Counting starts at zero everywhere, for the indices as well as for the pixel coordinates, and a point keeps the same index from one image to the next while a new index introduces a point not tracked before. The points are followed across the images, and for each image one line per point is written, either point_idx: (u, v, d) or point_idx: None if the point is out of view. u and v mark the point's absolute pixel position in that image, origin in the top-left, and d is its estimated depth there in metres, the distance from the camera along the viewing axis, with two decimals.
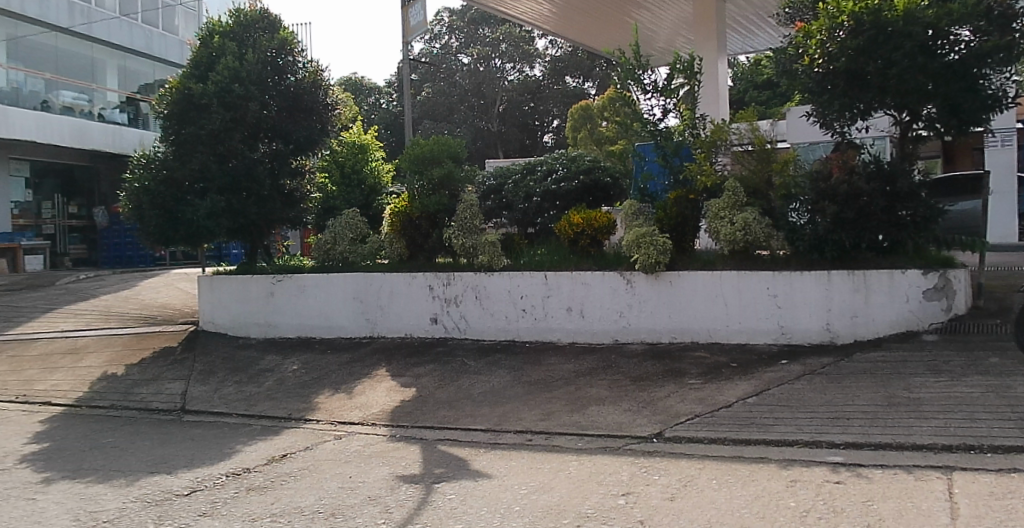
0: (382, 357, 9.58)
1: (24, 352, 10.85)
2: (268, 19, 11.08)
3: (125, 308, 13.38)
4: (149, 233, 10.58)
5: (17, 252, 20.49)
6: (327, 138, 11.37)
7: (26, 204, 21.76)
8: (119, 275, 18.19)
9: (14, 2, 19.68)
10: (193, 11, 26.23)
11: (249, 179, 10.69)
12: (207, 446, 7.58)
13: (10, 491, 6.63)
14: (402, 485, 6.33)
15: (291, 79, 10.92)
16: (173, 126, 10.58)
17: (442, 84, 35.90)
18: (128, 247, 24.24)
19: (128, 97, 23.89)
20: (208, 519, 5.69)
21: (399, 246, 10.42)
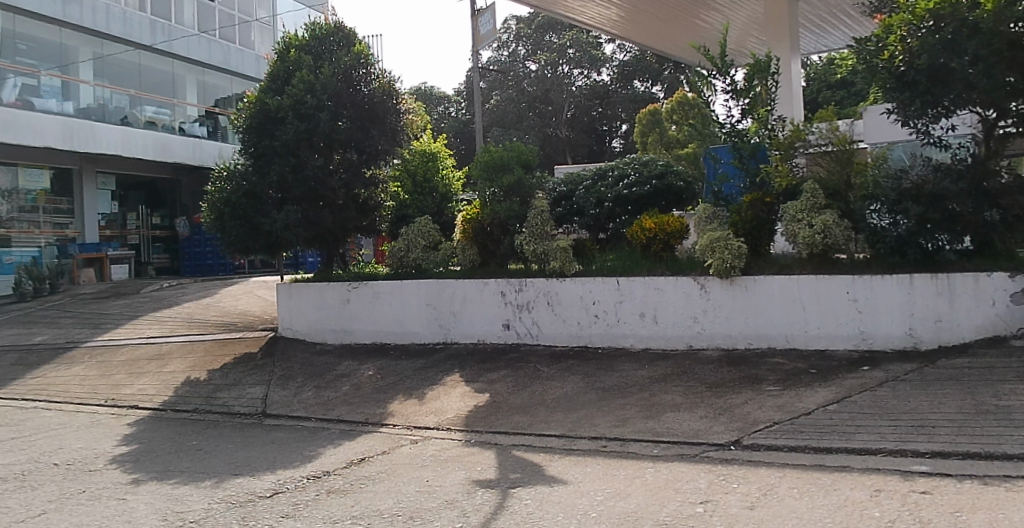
0: (455, 363, 9.65)
1: (113, 357, 11.30)
2: (343, 31, 11.26)
3: (207, 314, 13.79)
4: (227, 243, 10.88)
5: (104, 262, 21.51)
6: (399, 148, 11.40)
7: (111, 215, 22.74)
8: (201, 283, 18.87)
9: (100, 21, 20.67)
10: (268, 25, 26.78)
11: (319, 190, 10.74)
12: (289, 449, 7.77)
13: (102, 492, 6.89)
14: (479, 489, 6.36)
15: (364, 89, 11.03)
16: (251, 139, 10.86)
17: (510, 91, 36.27)
18: (208, 253, 24.56)
19: (208, 111, 24.64)
20: (291, 521, 5.81)
21: (471, 253, 10.48)
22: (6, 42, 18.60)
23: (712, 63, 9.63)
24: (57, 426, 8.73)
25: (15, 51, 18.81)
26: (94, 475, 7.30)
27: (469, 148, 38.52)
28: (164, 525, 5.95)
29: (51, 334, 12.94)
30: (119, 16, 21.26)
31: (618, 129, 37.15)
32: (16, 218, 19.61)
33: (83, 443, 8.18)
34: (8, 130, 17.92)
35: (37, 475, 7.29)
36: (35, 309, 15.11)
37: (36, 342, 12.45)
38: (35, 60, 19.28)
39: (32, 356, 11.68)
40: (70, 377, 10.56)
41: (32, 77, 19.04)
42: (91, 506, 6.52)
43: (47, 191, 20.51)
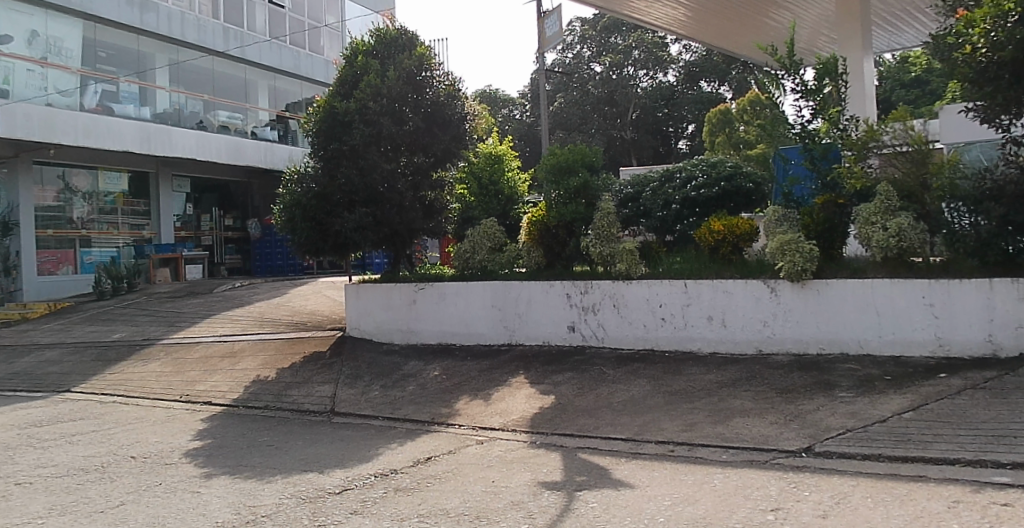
0: (520, 364, 9.67)
1: (187, 354, 11.65)
2: (407, 35, 11.41)
3: (277, 314, 14.09)
4: (298, 245, 11.10)
5: (178, 262, 22.18)
6: (464, 150, 11.49)
7: (186, 217, 23.61)
8: (271, 283, 19.29)
9: (175, 29, 21.39)
10: (337, 30, 27.43)
11: (388, 191, 10.89)
12: (356, 446, 7.89)
13: (177, 485, 7.08)
14: (545, 491, 6.35)
15: (430, 93, 11.17)
16: (320, 143, 11.06)
17: (575, 93, 36.26)
18: (277, 254, 25.11)
19: (279, 115, 25.39)
20: (359, 519, 5.88)
21: (536, 255, 10.58)
22: (87, 50, 19.51)
23: (781, 63, 9.52)
24: (135, 420, 9.05)
25: (96, 59, 19.68)
26: (170, 468, 7.52)
27: (534, 150, 38.89)
28: (236, 518, 6.09)
29: (129, 331, 13.44)
30: (194, 23, 21.97)
31: (684, 131, 37.06)
32: (96, 219, 20.68)
33: (159, 437, 8.43)
34: (89, 135, 18.63)
35: (116, 467, 7.55)
36: (115, 307, 15.73)
37: (115, 339, 12.93)
38: (115, 67, 20.11)
39: (111, 352, 12.14)
40: (146, 373, 10.93)
41: (111, 83, 19.85)
42: (166, 499, 6.72)
43: (125, 193, 21.54)
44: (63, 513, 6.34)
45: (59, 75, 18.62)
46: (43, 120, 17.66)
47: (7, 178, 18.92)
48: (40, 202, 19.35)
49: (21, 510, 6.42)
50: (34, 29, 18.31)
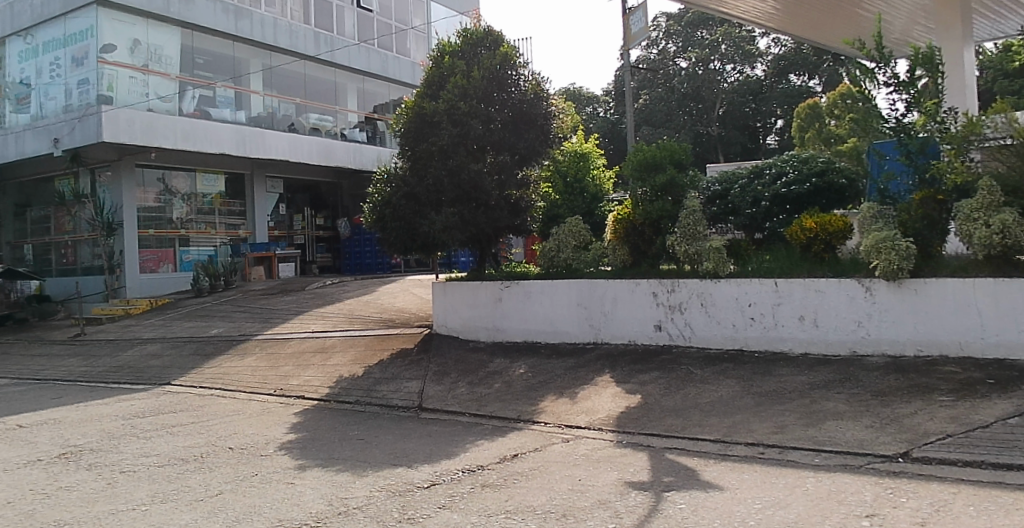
0: (605, 363, 9.64)
1: (281, 350, 12.05)
2: (493, 36, 11.50)
3: (366, 311, 14.41)
4: (388, 243, 11.31)
5: (273, 260, 22.59)
6: (549, 148, 11.54)
7: (279, 217, 24.29)
8: (360, 281, 19.70)
9: (268, 35, 22.10)
10: (423, 33, 27.93)
11: (475, 191, 11.00)
12: (443, 442, 8.01)
13: (272, 476, 7.32)
14: (632, 491, 6.31)
15: (515, 92, 11.26)
16: (409, 143, 11.25)
17: (660, 90, 36.19)
18: (367, 254, 25.15)
19: (367, 118, 25.82)
20: (448, 513, 5.97)
21: (622, 253, 10.58)
22: (185, 57, 20.39)
23: (871, 56, 9.25)
24: (233, 412, 9.40)
25: (194, 65, 20.58)
26: (266, 460, 7.79)
27: (618, 148, 38.74)
28: (330, 510, 6.27)
29: (226, 327, 14.00)
30: (286, 29, 22.66)
31: (774, 126, 36.61)
32: (195, 219, 21.64)
33: (255, 428, 8.74)
34: (187, 139, 19.51)
35: (214, 458, 7.87)
36: (211, 303, 16.41)
37: (213, 334, 13.48)
38: (212, 73, 21.00)
39: (209, 347, 12.68)
40: (242, 368, 11.36)
41: (208, 89, 20.77)
42: (262, 489, 6.95)
43: (222, 194, 22.46)
44: (165, 501, 6.63)
45: (159, 81, 19.61)
46: (145, 123, 18.65)
47: (112, 180, 20.21)
48: (142, 203, 20.45)
49: (127, 496, 6.75)
50: (135, 38, 19.29)
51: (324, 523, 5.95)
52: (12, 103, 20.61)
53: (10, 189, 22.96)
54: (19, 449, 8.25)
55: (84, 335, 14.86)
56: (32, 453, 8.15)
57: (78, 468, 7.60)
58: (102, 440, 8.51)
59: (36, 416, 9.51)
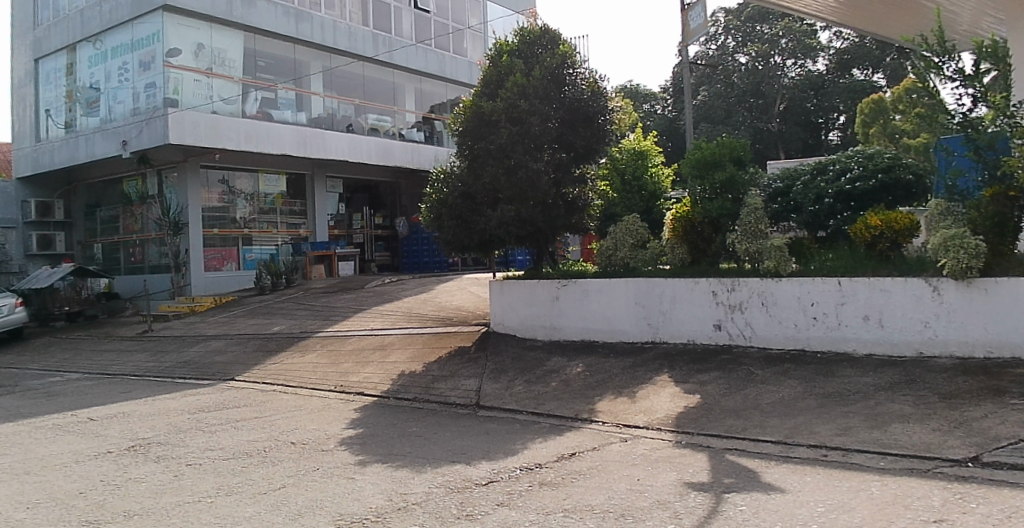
0: (664, 362, 9.60)
1: (341, 347, 12.27)
2: (551, 35, 11.49)
3: (424, 309, 14.56)
4: (446, 241, 11.43)
5: (333, 259, 22.84)
6: (608, 146, 11.63)
7: (339, 216, 24.72)
8: (419, 279, 19.90)
9: (328, 37, 22.55)
10: (480, 32, 28.25)
11: (533, 189, 10.85)
12: (501, 440, 8.06)
13: (334, 471, 7.44)
14: (692, 492, 6.24)
15: (572, 90, 11.22)
16: (466, 142, 11.28)
17: (719, 86, 36.05)
18: (424, 252, 25.29)
19: (424, 118, 26.16)
20: (507, 511, 5.99)
21: (681, 251, 10.57)
22: (248, 60, 20.91)
23: (932, 50, 9.04)
24: (295, 408, 9.60)
25: (257, 68, 21.09)
26: (327, 454, 7.93)
27: (676, 145, 38.54)
28: (389, 505, 6.35)
29: (287, 325, 14.31)
30: (345, 31, 23.07)
31: (835, 122, 36.50)
32: (257, 218, 22.15)
33: (316, 424, 8.91)
34: (251, 140, 20.08)
35: (277, 452, 8.03)
36: (272, 302, 16.78)
37: (275, 332, 13.79)
38: (273, 75, 21.50)
39: (272, 343, 12.99)
40: (303, 364, 11.60)
41: (270, 91, 21.26)
42: (323, 483, 7.07)
43: (283, 194, 22.92)
44: (229, 494, 6.80)
45: (223, 84, 20.15)
46: (209, 125, 19.19)
47: (177, 182, 20.82)
48: (206, 204, 20.99)
49: (193, 489, 6.94)
50: (200, 42, 19.81)
51: (385, 518, 6.04)
52: (82, 107, 21.25)
53: (81, 190, 23.82)
54: (91, 441, 8.56)
55: (151, 332, 15.34)
56: (103, 445, 8.44)
57: (148, 460, 7.85)
58: (169, 434, 8.76)
59: (107, 410, 9.85)
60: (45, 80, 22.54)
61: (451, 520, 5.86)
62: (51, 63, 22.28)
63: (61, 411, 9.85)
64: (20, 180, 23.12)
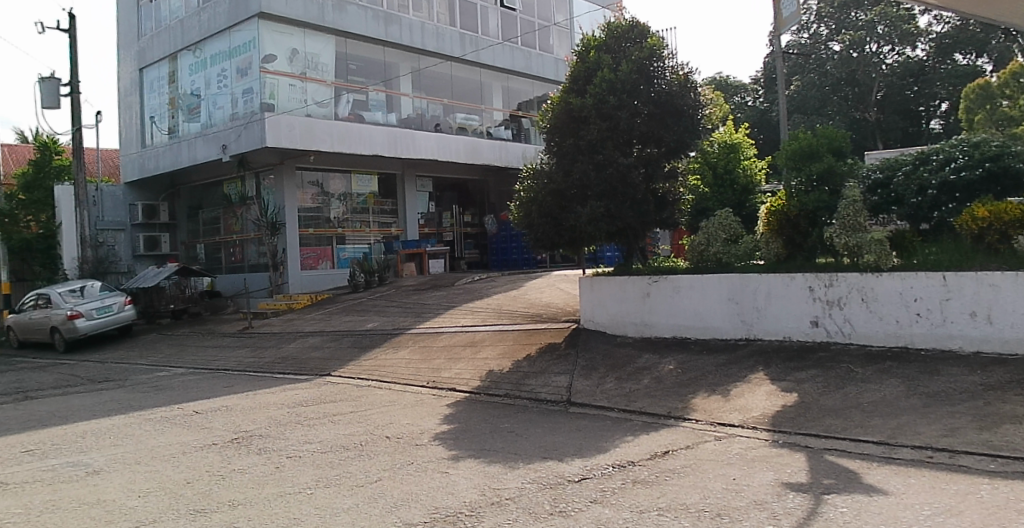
0: (759, 360, 9.46)
1: (433, 343, 12.52)
2: (639, 28, 11.43)
3: (514, 305, 14.69)
4: (535, 239, 11.49)
5: (423, 257, 23.09)
6: (698, 140, 11.34)
7: (429, 215, 25.17)
8: (508, 276, 20.07)
9: (417, 39, 22.93)
10: (566, 29, 28.30)
11: (624, 185, 10.98)
12: (592, 436, 8.04)
13: (428, 465, 7.55)
14: (790, 492, 6.04)
15: (661, 84, 11.15)
16: (556, 139, 11.48)
17: (813, 75, 35.25)
18: (513, 249, 25.44)
19: (512, 115, 26.43)
20: (600, 508, 5.93)
21: (776, 246, 10.40)
22: (340, 64, 21.50)
23: None
24: (388, 403, 9.83)
25: (348, 71, 21.64)
26: (422, 449, 8.07)
27: (768, 138, 37.53)
28: (483, 500, 6.40)
29: (380, 321, 14.69)
30: (433, 32, 23.42)
31: (937, 108, 35.02)
32: (351, 218, 22.80)
33: (410, 419, 9.09)
34: (343, 142, 20.68)
35: (373, 446, 8.21)
36: (366, 299, 17.24)
37: (370, 329, 14.17)
38: (364, 78, 22.01)
39: (366, 340, 13.37)
40: (396, 360, 11.89)
41: (361, 93, 21.79)
42: (418, 477, 7.18)
43: (375, 194, 23.54)
44: (328, 485, 6.99)
45: (316, 88, 20.80)
46: (303, 128, 19.82)
47: (275, 183, 21.42)
48: (302, 204, 21.74)
49: (293, 480, 7.17)
50: (294, 48, 20.48)
51: (480, 513, 6.08)
52: (184, 113, 22.24)
53: (184, 193, 24.85)
54: (196, 433, 8.96)
55: (251, 328, 15.99)
56: (208, 437, 8.82)
57: (250, 452, 8.15)
58: (269, 426, 9.09)
59: (210, 403, 10.31)
60: (149, 88, 23.61)
61: (544, 516, 5.87)
62: (153, 72, 23.37)
63: (168, 404, 10.36)
64: (127, 184, 24.32)
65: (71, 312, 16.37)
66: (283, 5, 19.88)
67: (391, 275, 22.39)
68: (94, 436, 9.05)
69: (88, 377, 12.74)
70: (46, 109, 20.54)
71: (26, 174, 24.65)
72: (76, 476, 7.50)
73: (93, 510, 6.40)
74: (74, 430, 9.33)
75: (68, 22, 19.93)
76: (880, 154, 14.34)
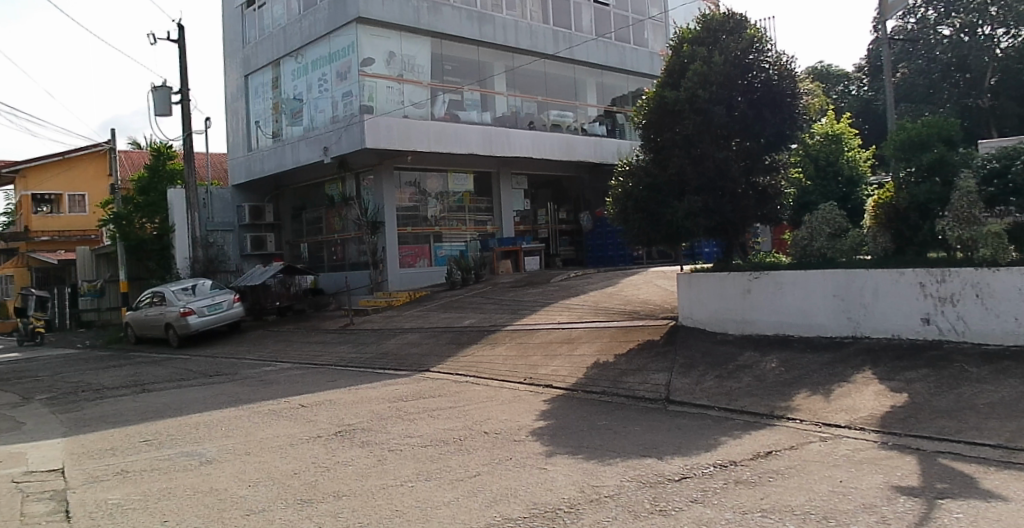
0: (867, 358, 9.11)
1: (530, 339, 12.63)
2: (735, 18, 11.17)
3: (611, 302, 14.62)
4: (633, 235, 11.50)
5: (518, 254, 23.34)
6: (800, 133, 11.11)
7: (525, 212, 25.39)
8: (603, 273, 19.92)
9: (510, 38, 23.09)
10: (660, 22, 28.05)
11: (720, 178, 10.87)
12: (690, 435, 7.91)
13: (526, 460, 7.57)
14: (901, 496, 5.78)
15: (761, 75, 10.91)
16: (651, 134, 11.41)
17: (920, 62, 34.07)
18: (610, 245, 25.59)
19: (607, 111, 26.32)
20: (701, 508, 5.79)
21: (884, 240, 10.10)
22: (435, 65, 21.93)
23: None
24: (486, 399, 9.96)
25: (443, 72, 22.05)
26: (520, 445, 8.11)
27: (874, 127, 36.14)
28: (582, 496, 6.37)
29: (477, 318, 14.91)
30: (526, 30, 23.54)
31: None
32: (447, 216, 23.19)
33: (508, 414, 9.18)
34: (440, 141, 21.14)
35: (473, 441, 8.32)
36: (463, 296, 17.54)
37: (468, 325, 14.40)
38: (459, 78, 22.38)
39: (463, 336, 13.60)
40: (494, 357, 12.06)
41: (457, 93, 22.15)
42: (516, 472, 7.20)
43: (470, 192, 23.91)
44: (430, 478, 7.13)
45: (413, 89, 21.27)
46: (401, 129, 20.33)
47: (373, 183, 22.11)
48: (400, 203, 22.24)
49: (394, 473, 7.33)
50: (391, 51, 20.97)
51: (578, 509, 6.05)
52: (287, 117, 23.08)
53: (287, 195, 25.80)
54: (301, 426, 9.30)
55: (351, 325, 16.49)
56: (313, 429, 9.15)
57: (353, 445, 8.39)
58: (371, 420, 9.35)
59: (315, 397, 10.69)
60: (254, 93, 24.64)
61: (645, 514, 5.80)
62: (258, 79, 24.37)
63: (276, 398, 10.81)
64: (235, 187, 25.55)
65: (184, 309, 17.29)
66: (380, 9, 20.36)
67: (487, 272, 22.77)
68: (207, 427, 9.51)
69: (201, 371, 13.43)
70: (158, 116, 21.72)
71: (141, 178, 26.19)
72: (191, 465, 7.92)
73: (207, 498, 6.73)
74: (189, 421, 9.85)
75: (178, 33, 21.01)
76: (993, 143, 13.52)
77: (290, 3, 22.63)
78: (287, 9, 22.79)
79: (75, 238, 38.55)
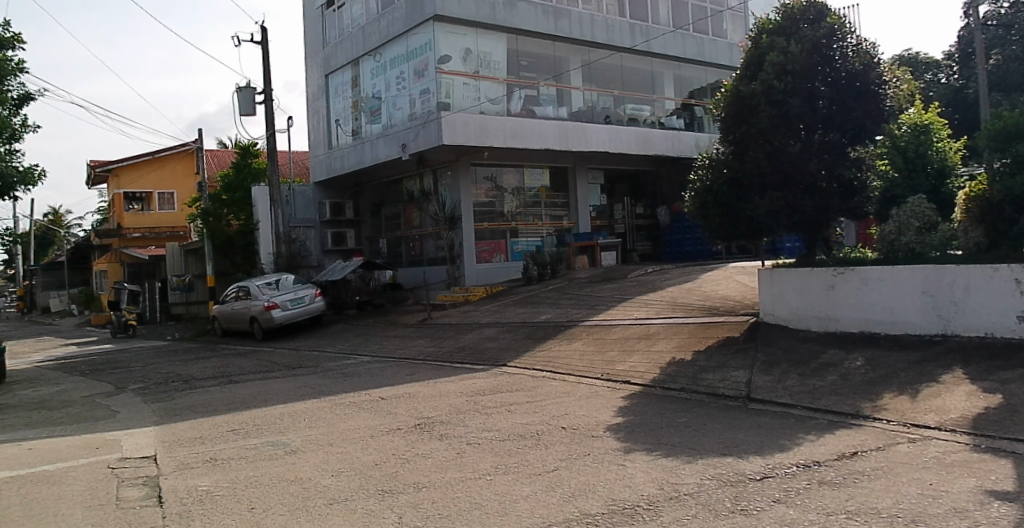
0: (958, 358, 8.75)
1: (606, 335, 12.59)
2: (816, 6, 10.89)
3: (689, 298, 14.43)
4: (711, 231, 11.37)
5: (595, 249, 23.25)
6: (885, 127, 10.67)
7: (601, 207, 25.30)
8: (682, 269, 19.66)
9: (587, 32, 22.96)
10: (739, 13, 27.51)
11: (798, 172, 10.62)
12: (772, 434, 7.76)
13: (604, 456, 7.57)
14: (995, 501, 5.53)
15: (843, 64, 10.61)
16: (728, 127, 11.23)
17: (1016, 47, 32.31)
18: (688, 242, 25.60)
19: (685, 104, 25.97)
20: (783, 508, 5.67)
21: (976, 235, 9.76)
22: (511, 60, 21.98)
23: None
24: (564, 394, 10.00)
25: (520, 67, 22.10)
26: (598, 440, 8.11)
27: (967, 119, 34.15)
28: (661, 493, 6.34)
29: (553, 314, 14.94)
30: (603, 24, 23.36)
31: None
32: (523, 212, 23.31)
33: (587, 410, 9.20)
34: (517, 137, 21.24)
35: (550, 435, 8.37)
36: (538, 292, 17.60)
37: (544, 321, 14.44)
38: (535, 73, 22.41)
39: (540, 332, 13.65)
40: (571, 352, 12.08)
41: (533, 89, 22.23)
42: (595, 468, 7.19)
43: (546, 187, 23.96)
44: (509, 472, 7.21)
45: (490, 86, 21.39)
46: (478, 126, 20.55)
47: (451, 182, 22.42)
48: (477, 200, 22.46)
49: (473, 466, 7.42)
50: (467, 48, 21.13)
51: (657, 506, 6.02)
52: (366, 115, 23.58)
53: (368, 191, 26.47)
54: (381, 418, 9.53)
55: (428, 320, 16.77)
56: (393, 422, 9.35)
57: (433, 438, 8.54)
58: (449, 414, 9.50)
59: (394, 390, 10.92)
60: (333, 93, 25.25)
61: (724, 512, 5.74)
62: (338, 78, 24.92)
63: (357, 391, 11.09)
64: (316, 184, 26.26)
65: (267, 303, 17.95)
66: (457, 7, 20.55)
67: (563, 267, 22.79)
68: (291, 418, 9.84)
69: (284, 363, 13.89)
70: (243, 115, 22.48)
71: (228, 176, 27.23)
72: (277, 454, 8.21)
73: (292, 487, 6.96)
74: (273, 412, 10.20)
75: (261, 35, 21.69)
76: None
77: (368, 4, 23.09)
78: (366, 10, 23.26)
79: (165, 235, 40.50)
